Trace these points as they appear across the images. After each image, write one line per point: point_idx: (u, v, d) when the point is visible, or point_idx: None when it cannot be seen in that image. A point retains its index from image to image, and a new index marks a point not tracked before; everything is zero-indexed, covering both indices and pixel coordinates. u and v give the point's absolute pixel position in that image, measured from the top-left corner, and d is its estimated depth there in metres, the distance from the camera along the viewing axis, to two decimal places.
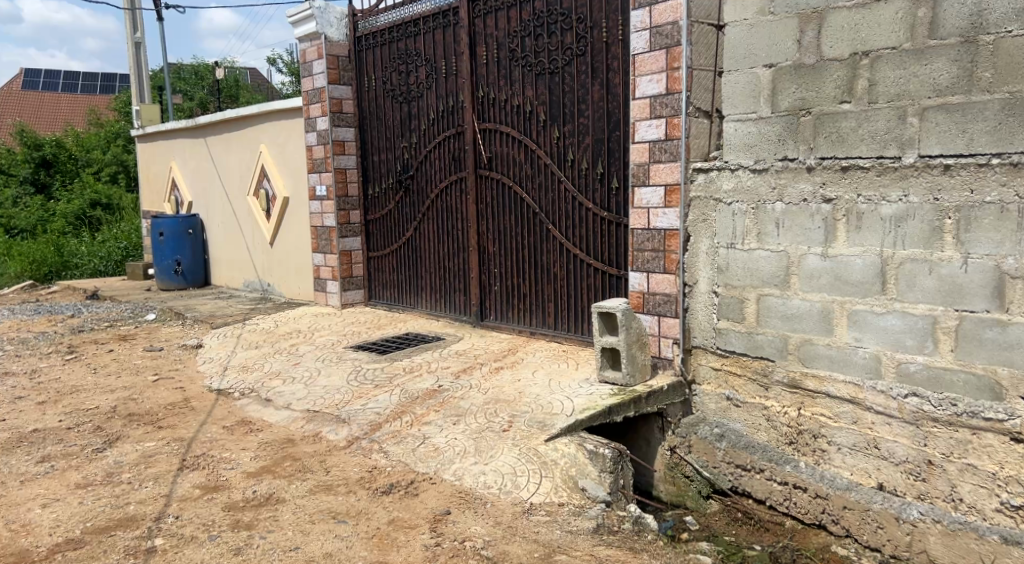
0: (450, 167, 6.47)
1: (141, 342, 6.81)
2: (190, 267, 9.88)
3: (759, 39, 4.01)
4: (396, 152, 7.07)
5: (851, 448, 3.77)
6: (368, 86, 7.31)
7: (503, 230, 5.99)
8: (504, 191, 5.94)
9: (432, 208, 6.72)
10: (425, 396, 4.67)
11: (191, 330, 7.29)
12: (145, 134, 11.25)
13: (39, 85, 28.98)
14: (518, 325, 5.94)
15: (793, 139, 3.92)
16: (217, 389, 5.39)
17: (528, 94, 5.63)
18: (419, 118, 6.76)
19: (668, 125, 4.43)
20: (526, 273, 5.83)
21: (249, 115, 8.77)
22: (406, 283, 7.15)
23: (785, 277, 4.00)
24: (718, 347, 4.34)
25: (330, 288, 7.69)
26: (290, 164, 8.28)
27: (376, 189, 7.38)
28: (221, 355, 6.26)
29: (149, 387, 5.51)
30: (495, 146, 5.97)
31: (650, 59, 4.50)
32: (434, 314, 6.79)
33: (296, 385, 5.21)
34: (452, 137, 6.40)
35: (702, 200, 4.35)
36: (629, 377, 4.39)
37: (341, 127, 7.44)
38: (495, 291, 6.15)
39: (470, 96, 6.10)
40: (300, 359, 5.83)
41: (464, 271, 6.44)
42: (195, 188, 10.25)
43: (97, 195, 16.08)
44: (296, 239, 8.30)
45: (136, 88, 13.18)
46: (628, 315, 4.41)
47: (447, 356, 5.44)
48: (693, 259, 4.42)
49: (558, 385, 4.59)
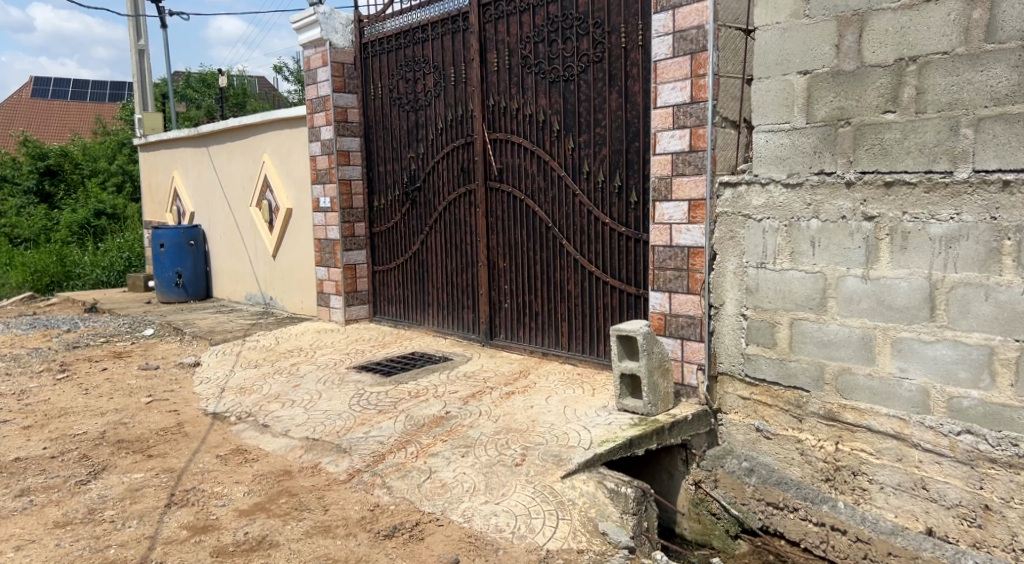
0: (458, 179, 6.20)
1: (137, 360, 6.55)
2: (191, 280, 9.63)
3: (793, 44, 3.72)
4: (402, 163, 6.81)
5: (895, 488, 3.48)
6: (374, 94, 7.06)
7: (515, 245, 5.71)
8: (515, 204, 5.66)
9: (440, 221, 6.45)
10: (432, 423, 4.38)
11: (189, 347, 7.03)
12: (146, 143, 11.02)
13: (48, 94, 28.93)
14: (530, 345, 5.66)
15: (830, 151, 3.63)
16: (213, 412, 5.12)
17: (541, 103, 5.36)
18: (427, 127, 6.50)
19: (692, 136, 4.15)
20: (538, 290, 5.54)
21: (252, 124, 8.53)
22: (412, 298, 6.87)
23: (821, 300, 3.70)
24: (747, 375, 4.05)
25: (333, 303, 7.42)
26: (293, 174, 8.03)
27: (382, 201, 7.12)
28: (218, 375, 5.98)
29: (142, 411, 5.24)
30: (505, 157, 5.70)
31: (673, 66, 4.22)
32: (442, 332, 6.52)
33: (296, 410, 4.93)
34: (461, 147, 6.13)
35: (729, 216, 4.06)
36: (650, 405, 4.08)
37: (346, 136, 7.18)
38: (505, 309, 5.86)
39: (480, 104, 5.83)
40: (300, 380, 5.55)
41: (472, 287, 6.17)
42: (197, 199, 10.01)
43: (102, 204, 15.91)
44: (299, 251, 8.05)
45: (139, 96, 12.99)
46: (649, 338, 4.10)
47: (455, 378, 5.15)
48: (720, 279, 4.12)
49: (574, 413, 4.29)
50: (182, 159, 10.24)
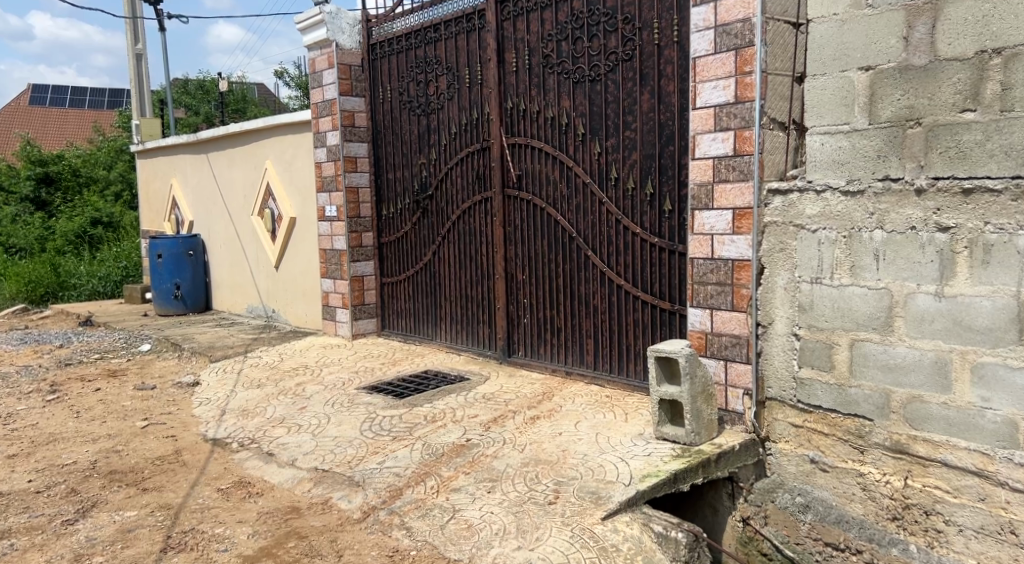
0: (473, 187, 5.86)
1: (132, 379, 6.18)
2: (190, 291, 9.27)
3: (854, 36, 3.37)
4: (413, 169, 6.47)
5: (976, 531, 3.13)
6: (383, 97, 6.72)
7: (534, 256, 5.36)
8: (536, 213, 5.31)
9: (453, 230, 6.10)
10: (452, 453, 4.01)
11: (187, 365, 6.66)
12: (144, 150, 10.68)
13: (46, 101, 28.62)
14: (551, 363, 5.29)
15: (897, 154, 3.27)
16: (213, 438, 4.75)
17: (564, 105, 5.02)
18: (439, 132, 6.16)
19: (737, 139, 3.82)
20: (561, 305, 5.19)
21: (254, 130, 8.19)
22: (423, 312, 6.52)
23: (886, 319, 3.35)
24: (799, 401, 3.69)
25: (340, 317, 7.05)
26: (297, 182, 7.68)
27: (391, 209, 6.77)
28: (219, 396, 5.62)
29: (136, 437, 4.87)
30: (525, 163, 5.36)
31: (715, 63, 3.89)
32: (455, 348, 6.16)
33: (303, 436, 4.56)
34: (476, 152, 5.79)
35: (779, 226, 3.71)
36: (693, 435, 3.73)
37: (353, 142, 6.84)
38: (524, 325, 5.50)
39: (497, 107, 5.49)
40: (307, 402, 5.18)
41: (488, 301, 5.81)
42: (197, 207, 9.67)
43: (99, 212, 15.58)
44: (303, 262, 7.69)
45: (137, 102, 12.66)
46: (693, 361, 3.74)
47: (474, 400, 4.78)
48: (768, 295, 3.77)
49: (607, 442, 3.92)
50: (181, 167, 9.89)
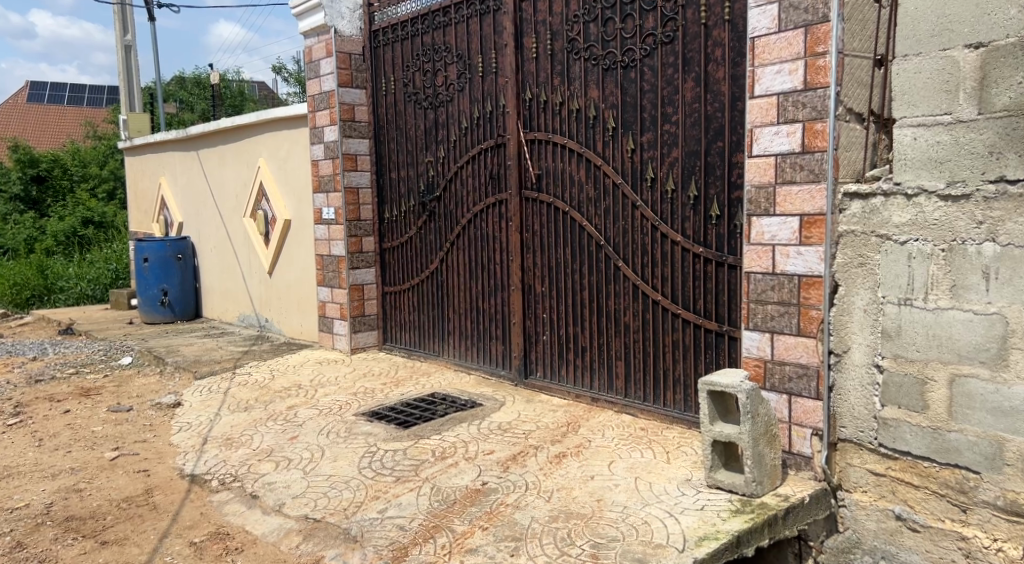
0: (486, 188, 5.27)
1: (106, 399, 5.59)
2: (178, 298, 8.69)
3: (959, 7, 2.78)
4: (419, 168, 5.89)
5: None
6: (385, 89, 6.13)
7: (555, 266, 4.77)
8: (557, 218, 4.73)
9: (464, 236, 5.52)
10: (466, 500, 3.41)
11: (169, 382, 6.06)
12: (132, 147, 10.10)
13: (44, 98, 28.08)
14: (573, 387, 4.69)
15: (1015, 150, 2.68)
16: (190, 474, 4.16)
17: (592, 95, 4.43)
18: (448, 126, 5.57)
19: (806, 133, 3.22)
20: (586, 322, 4.59)
21: (247, 125, 7.60)
22: (428, 325, 5.92)
23: (999, 352, 2.74)
24: (881, 445, 3.09)
25: (337, 329, 6.46)
26: (292, 181, 7.09)
27: (394, 212, 6.19)
28: (201, 421, 5.03)
29: (103, 472, 4.27)
30: (545, 162, 4.77)
31: (778, 43, 3.29)
32: (464, 366, 5.57)
33: (292, 474, 3.96)
34: (489, 150, 5.20)
35: (857, 236, 3.11)
36: (754, 484, 3.13)
37: (353, 138, 6.25)
38: (543, 343, 4.91)
39: (514, 98, 4.91)
40: (298, 431, 4.59)
41: (502, 315, 5.22)
42: (186, 208, 9.07)
43: (90, 212, 15.03)
44: (298, 268, 7.10)
45: (127, 96, 12.08)
46: (755, 398, 3.14)
47: (488, 433, 4.18)
48: (843, 318, 3.16)
49: (649, 491, 3.32)
50: (170, 165, 9.31)
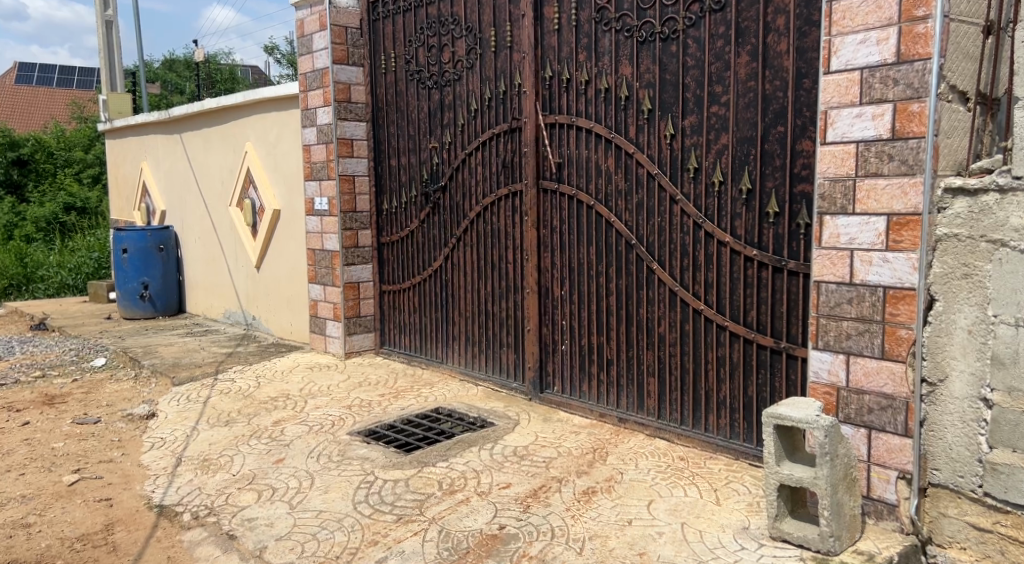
0: (498, 178, 4.72)
1: (72, 410, 5.03)
2: (160, 291, 8.11)
3: None
4: (421, 155, 5.33)
5: None
6: (385, 66, 5.55)
7: (577, 267, 4.22)
8: (580, 213, 4.18)
9: (473, 231, 4.98)
10: (482, 549, 2.86)
11: (145, 389, 5.50)
12: (112, 129, 9.48)
13: (33, 81, 27.38)
14: (596, 405, 4.15)
15: None
16: (158, 505, 3.59)
17: (624, 72, 3.87)
18: (456, 108, 5.01)
19: (897, 115, 2.65)
20: (612, 332, 4.05)
21: (234, 105, 7.00)
22: (431, 328, 5.38)
23: None
24: (988, 494, 2.56)
25: (330, 331, 5.90)
26: (281, 168, 6.51)
27: (394, 203, 5.63)
28: (175, 437, 4.47)
29: (58, 501, 3.71)
30: (567, 148, 4.22)
31: (862, 6, 2.72)
32: (471, 375, 5.02)
33: (276, 508, 3.40)
34: (502, 134, 4.64)
35: (963, 241, 2.57)
36: (833, 541, 2.58)
37: (349, 120, 5.67)
38: (561, 353, 4.36)
39: (532, 76, 4.34)
40: (285, 453, 4.03)
41: (515, 320, 4.68)
42: (169, 195, 8.48)
43: (72, 198, 14.40)
44: (288, 263, 6.53)
45: (109, 75, 11.43)
46: (834, 435, 2.60)
47: (503, 460, 3.62)
48: (942, 339, 2.63)
49: (701, 542, 2.78)
50: (152, 148, 8.70)
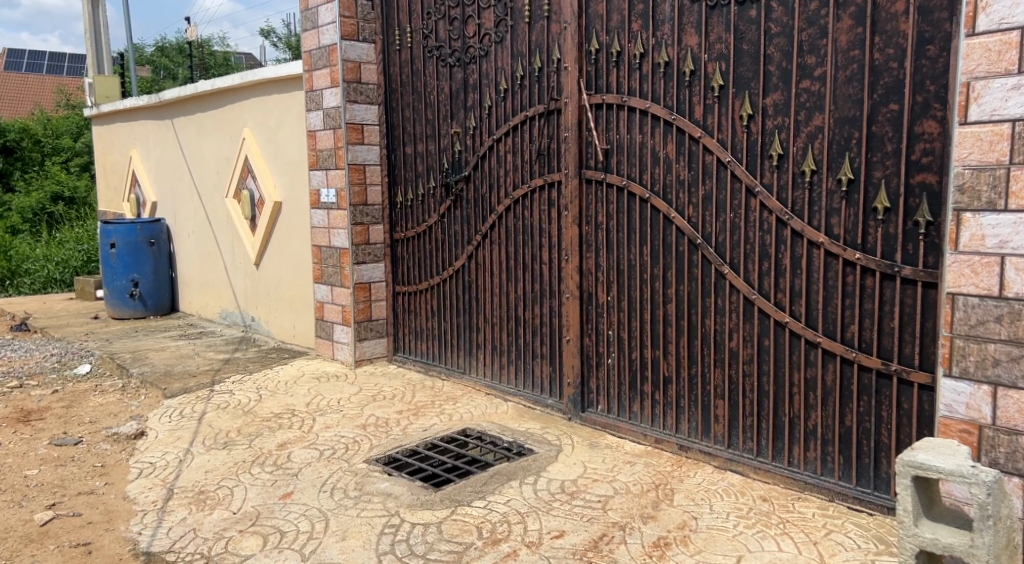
0: (532, 167, 4.16)
1: (50, 429, 4.47)
2: (151, 289, 7.54)
3: None
4: (442, 141, 4.77)
5: None
6: (400, 42, 4.97)
7: (627, 269, 3.67)
8: (632, 207, 3.63)
9: (501, 227, 4.42)
10: None
11: (133, 402, 4.95)
12: (100, 115, 8.88)
13: (23, 68, 26.70)
14: (650, 429, 3.61)
15: None
16: (144, 552, 3.04)
17: (689, 43, 3.31)
18: (482, 88, 4.44)
19: None
20: (670, 345, 3.51)
21: (232, 88, 6.41)
22: (452, 335, 4.84)
23: None
24: None
25: (338, 336, 5.35)
26: (283, 157, 5.94)
27: (410, 195, 5.07)
28: (166, 463, 3.92)
29: (27, 547, 3.15)
30: (616, 133, 3.66)
31: None
32: (499, 390, 4.48)
33: (285, 560, 2.85)
34: (537, 117, 4.08)
35: None
36: None
37: (359, 103, 5.10)
38: (607, 368, 3.82)
39: (574, 50, 3.78)
40: (293, 486, 3.48)
41: (552, 328, 4.13)
42: (161, 186, 7.89)
43: (60, 187, 13.78)
44: (291, 261, 5.97)
45: (95, 57, 10.80)
46: (997, 493, 2.05)
47: (550, 500, 3.08)
48: None
49: None
50: (143, 136, 8.10)
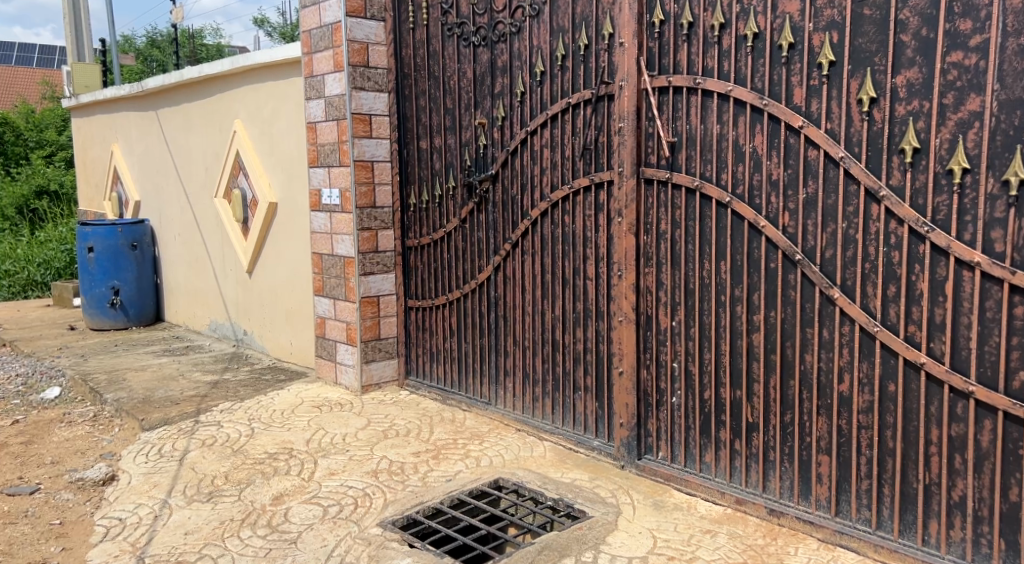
0: (574, 164, 3.50)
1: (5, 475, 3.80)
2: (133, 298, 6.86)
3: None
4: (463, 134, 4.10)
5: None
6: (414, 20, 4.30)
7: (699, 290, 3.01)
8: (706, 214, 2.96)
9: (535, 234, 3.76)
10: None
11: (104, 436, 4.27)
12: (79, 107, 8.19)
13: (13, 60, 25.97)
14: (728, 486, 2.96)
15: None
16: None
17: (787, 9, 2.64)
18: (513, 70, 3.77)
19: None
20: (757, 384, 2.85)
21: (222, 75, 5.72)
22: (475, 359, 4.17)
23: None
24: None
25: (341, 357, 4.68)
26: (278, 152, 5.26)
27: (424, 196, 4.41)
28: (137, 519, 3.23)
29: None
30: (686, 123, 2.99)
31: None
32: (532, 426, 3.81)
33: None
34: (582, 105, 3.41)
35: None
36: None
37: (366, 90, 4.42)
38: (670, 409, 3.15)
39: (632, 21, 3.11)
40: (291, 558, 2.80)
41: (599, 357, 3.47)
42: (144, 184, 7.20)
43: (45, 182, 13.07)
44: (288, 269, 5.29)
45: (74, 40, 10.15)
46: None
47: None
48: None
49: None
50: (125, 129, 7.42)
